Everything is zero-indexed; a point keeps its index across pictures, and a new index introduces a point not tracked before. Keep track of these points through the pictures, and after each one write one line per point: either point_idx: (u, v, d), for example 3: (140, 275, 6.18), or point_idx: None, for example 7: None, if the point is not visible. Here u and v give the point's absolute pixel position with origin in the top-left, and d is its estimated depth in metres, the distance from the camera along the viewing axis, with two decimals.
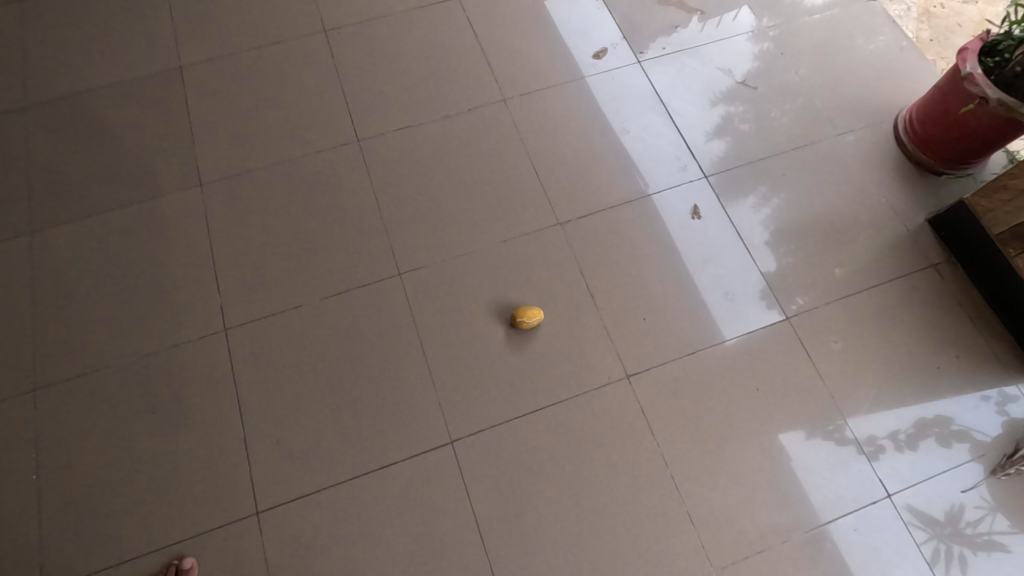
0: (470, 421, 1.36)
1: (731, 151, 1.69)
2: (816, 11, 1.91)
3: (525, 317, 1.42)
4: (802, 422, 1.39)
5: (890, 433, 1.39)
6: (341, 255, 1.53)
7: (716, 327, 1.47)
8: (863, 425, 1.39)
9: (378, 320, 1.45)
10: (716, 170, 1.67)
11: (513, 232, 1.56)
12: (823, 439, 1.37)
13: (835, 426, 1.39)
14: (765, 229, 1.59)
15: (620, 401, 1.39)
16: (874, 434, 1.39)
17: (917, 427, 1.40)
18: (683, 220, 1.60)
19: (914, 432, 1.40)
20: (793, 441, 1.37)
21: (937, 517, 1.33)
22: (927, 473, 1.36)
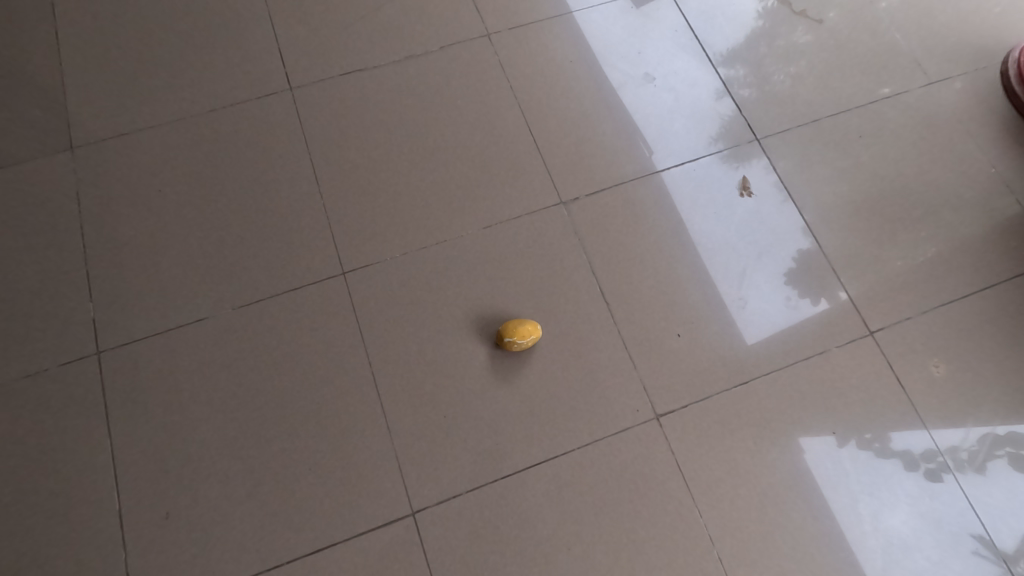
0: (440, 483, 0.97)
1: (779, 107, 1.27)
2: None
3: (529, 335, 1.03)
4: (834, 422, 1.04)
5: (947, 447, 1.03)
6: (265, 249, 1.11)
7: (779, 345, 1.09)
8: (914, 441, 1.03)
9: (315, 340, 1.05)
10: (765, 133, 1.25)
11: (504, 216, 1.15)
12: (858, 448, 1.03)
13: (885, 443, 1.03)
14: (816, 219, 1.18)
15: (648, 452, 1.01)
16: (925, 447, 1.03)
17: (985, 443, 1.04)
18: (728, 198, 1.20)
19: (981, 450, 1.04)
20: (823, 468, 1.01)
21: (1006, 554, 0.99)
22: (1005, 510, 1.01)
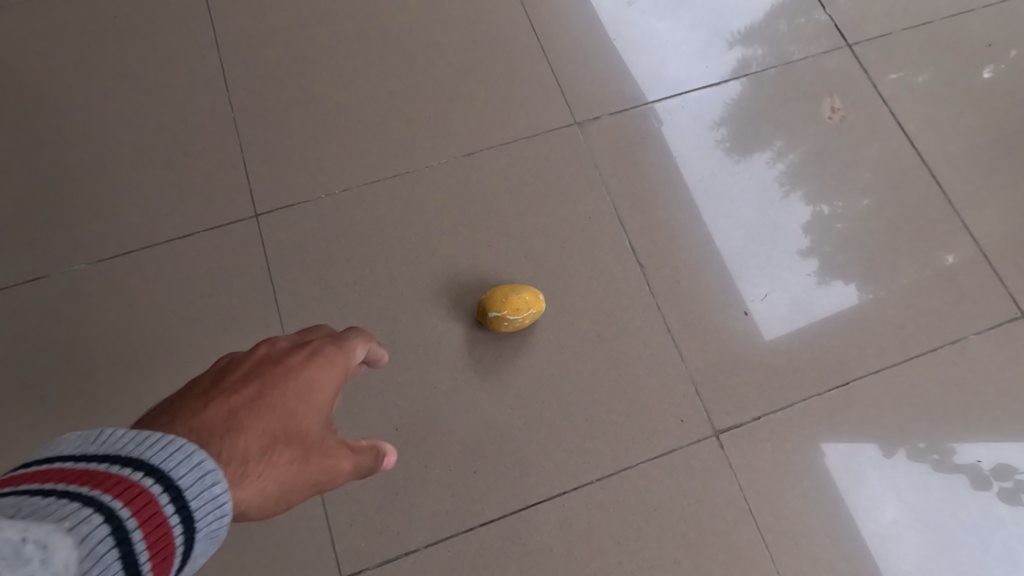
0: (385, 534, 0.63)
1: (808, 40, 0.88)
2: None
3: (530, 308, 0.68)
4: (880, 422, 0.70)
5: None
6: (139, 180, 0.76)
7: (893, 332, 0.74)
8: (987, 454, 0.69)
9: (208, 313, 0.71)
10: (779, 78, 0.86)
11: (492, 140, 0.80)
12: (908, 460, 0.68)
13: (946, 455, 0.69)
14: (835, 214, 0.79)
15: (703, 489, 0.66)
16: (1003, 462, 0.69)
17: None
18: (812, 121, 0.84)
19: None
20: (858, 496, 0.67)
21: None
22: None
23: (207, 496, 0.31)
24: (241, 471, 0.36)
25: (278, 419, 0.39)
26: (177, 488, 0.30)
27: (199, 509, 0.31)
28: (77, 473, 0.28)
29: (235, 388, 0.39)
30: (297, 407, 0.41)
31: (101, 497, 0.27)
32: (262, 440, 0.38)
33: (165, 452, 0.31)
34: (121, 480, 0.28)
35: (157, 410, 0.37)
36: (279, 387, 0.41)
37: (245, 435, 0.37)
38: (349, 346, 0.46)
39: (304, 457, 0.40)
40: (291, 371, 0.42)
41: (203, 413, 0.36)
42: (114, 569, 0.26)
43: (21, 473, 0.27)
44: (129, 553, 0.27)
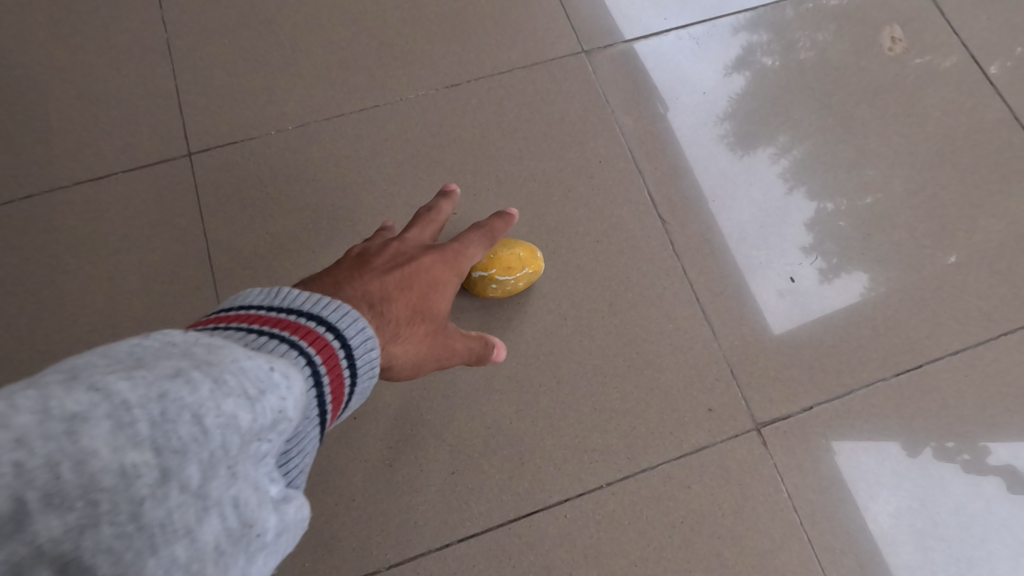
0: (338, 548, 0.50)
1: (814, 17, 0.69)
2: None
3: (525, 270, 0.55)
4: (901, 411, 0.55)
5: None
6: (44, 110, 0.61)
7: (974, 305, 0.59)
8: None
9: (124, 272, 0.57)
10: (795, 25, 0.69)
11: (482, 70, 0.66)
12: (932, 458, 0.54)
13: (978, 455, 0.54)
14: (841, 211, 0.62)
15: (741, 498, 0.53)
16: None
17: None
18: (871, 51, 0.68)
19: None
20: (874, 513, 0.53)
21: None
22: None
23: (370, 359, 0.33)
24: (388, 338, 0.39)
25: (415, 298, 0.43)
26: (349, 349, 0.31)
27: (362, 371, 0.32)
28: (267, 319, 0.29)
29: (381, 266, 0.43)
30: (433, 291, 0.44)
31: (299, 344, 0.28)
32: (403, 313, 0.41)
33: (335, 313, 0.31)
34: (309, 332, 0.29)
35: (321, 276, 0.41)
36: (416, 270, 0.44)
37: (390, 308, 0.40)
38: (473, 239, 0.48)
39: (433, 336, 0.44)
40: (430, 259, 0.45)
41: (362, 282, 0.41)
42: (314, 407, 0.28)
43: (217, 315, 0.29)
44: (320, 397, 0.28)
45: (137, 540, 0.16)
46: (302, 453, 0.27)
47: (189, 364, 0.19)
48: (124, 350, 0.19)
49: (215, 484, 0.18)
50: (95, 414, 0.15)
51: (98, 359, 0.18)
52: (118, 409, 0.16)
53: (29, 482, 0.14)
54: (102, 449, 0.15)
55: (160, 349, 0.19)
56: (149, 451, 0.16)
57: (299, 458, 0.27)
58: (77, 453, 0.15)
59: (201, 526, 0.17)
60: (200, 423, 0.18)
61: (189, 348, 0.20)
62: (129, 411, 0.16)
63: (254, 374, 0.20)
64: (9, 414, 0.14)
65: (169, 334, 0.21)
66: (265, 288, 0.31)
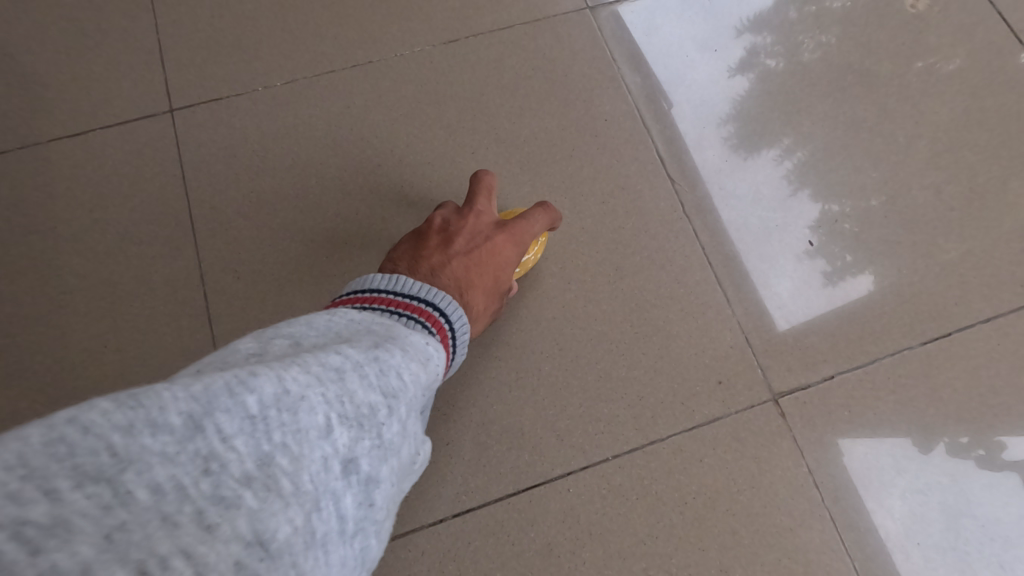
0: None
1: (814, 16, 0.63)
2: None
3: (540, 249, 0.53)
4: (904, 404, 0.51)
5: None
6: (20, 66, 0.58)
7: (1008, 271, 0.54)
8: None
9: (100, 231, 0.54)
10: None
11: (480, 27, 0.62)
12: (943, 456, 0.50)
13: (992, 450, 0.50)
14: (843, 213, 0.57)
15: (758, 472, 0.49)
16: None
17: None
18: (895, 6, 0.63)
19: None
20: (893, 492, 0.49)
21: None
22: None
23: (468, 341, 0.39)
24: (474, 317, 0.44)
25: (494, 278, 0.46)
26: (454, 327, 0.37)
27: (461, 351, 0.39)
28: (395, 303, 0.35)
29: (463, 249, 0.45)
30: (508, 273, 0.47)
31: (426, 323, 0.35)
32: (485, 294, 0.45)
33: (445, 300, 0.37)
34: (431, 316, 0.36)
35: (411, 258, 0.43)
36: (494, 252, 0.46)
37: (476, 292, 0.44)
38: (548, 215, 0.49)
39: (501, 308, 0.49)
40: (506, 239, 0.47)
41: (451, 268, 0.43)
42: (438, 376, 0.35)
43: (351, 297, 0.35)
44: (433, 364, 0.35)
45: (383, 448, 0.25)
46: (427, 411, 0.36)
47: (380, 341, 0.29)
48: (336, 331, 0.29)
49: (408, 415, 0.28)
50: (348, 369, 0.25)
51: (325, 338, 0.28)
52: (357, 367, 0.25)
53: (332, 406, 0.23)
54: (358, 391, 0.24)
55: (359, 330, 0.30)
56: (378, 392, 0.26)
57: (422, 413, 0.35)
58: (346, 392, 0.24)
59: (406, 440, 0.27)
60: (399, 378, 0.27)
61: (372, 330, 0.30)
62: (362, 368, 0.26)
63: (413, 348, 0.31)
64: (311, 369, 0.23)
65: (360, 318, 0.31)
66: (386, 275, 0.37)
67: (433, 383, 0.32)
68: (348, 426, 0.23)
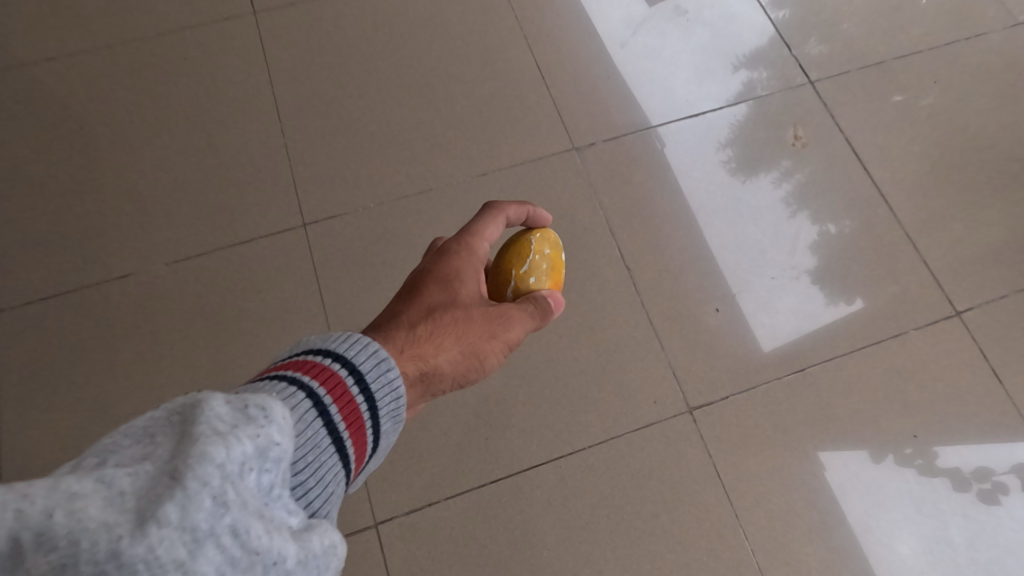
0: (411, 489, 0.76)
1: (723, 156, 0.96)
2: None
3: (551, 250, 0.64)
4: (856, 424, 0.81)
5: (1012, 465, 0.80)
6: (207, 196, 0.91)
7: (838, 327, 0.86)
8: (964, 457, 0.80)
9: (263, 304, 0.85)
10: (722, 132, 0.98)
11: (502, 163, 0.94)
12: (897, 466, 0.80)
13: (928, 459, 0.80)
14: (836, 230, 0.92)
15: (677, 455, 0.79)
16: (982, 465, 0.80)
17: None
18: (776, 149, 0.97)
19: None
20: (766, 469, 0.79)
21: None
22: None
23: (381, 378, 0.39)
24: (413, 335, 0.50)
25: (430, 300, 0.53)
26: (359, 377, 0.38)
27: (374, 388, 0.39)
28: (290, 364, 0.36)
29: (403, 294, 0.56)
30: (455, 278, 0.55)
31: (307, 381, 0.35)
32: (421, 312, 0.52)
33: (347, 347, 0.38)
34: (320, 365, 0.36)
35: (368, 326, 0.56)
36: (435, 270, 0.55)
37: (407, 316, 0.52)
38: (475, 233, 0.58)
39: (457, 319, 0.53)
40: (443, 254, 0.56)
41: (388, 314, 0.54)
42: (322, 430, 0.34)
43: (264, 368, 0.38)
44: (330, 423, 0.35)
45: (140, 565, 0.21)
46: (321, 481, 0.33)
47: (179, 431, 0.25)
48: (143, 430, 0.25)
49: (209, 512, 0.22)
50: (100, 491, 0.21)
51: (125, 442, 0.25)
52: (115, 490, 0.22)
53: (41, 523, 0.20)
54: (99, 508, 0.21)
55: (168, 418, 0.26)
56: (129, 508, 0.21)
57: (319, 482, 0.33)
58: (82, 512, 0.21)
59: (199, 544, 0.22)
60: (174, 474, 0.22)
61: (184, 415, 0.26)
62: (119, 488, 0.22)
63: (218, 420, 0.25)
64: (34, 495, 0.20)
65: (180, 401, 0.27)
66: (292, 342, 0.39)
67: (272, 455, 0.26)
68: (62, 545, 0.20)
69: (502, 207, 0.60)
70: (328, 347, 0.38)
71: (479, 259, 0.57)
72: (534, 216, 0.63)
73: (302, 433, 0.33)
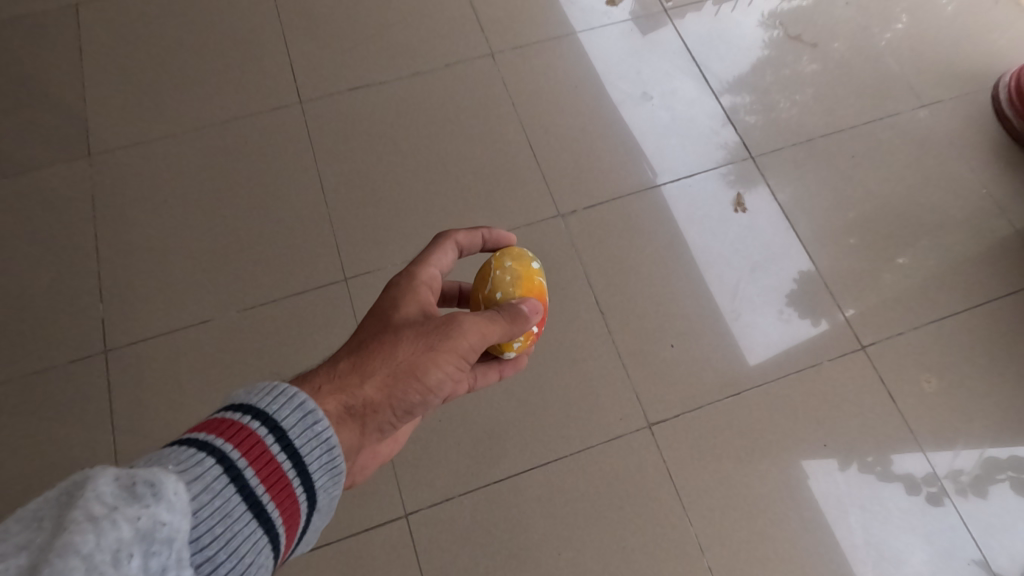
0: (432, 487, 0.99)
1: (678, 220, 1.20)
2: None
3: (511, 260, 0.77)
4: (809, 431, 1.04)
5: (949, 472, 1.03)
6: (268, 256, 1.16)
7: (768, 358, 1.09)
8: (914, 465, 1.03)
9: (314, 344, 1.09)
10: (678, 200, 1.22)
11: (501, 227, 1.18)
12: (860, 472, 1.02)
13: (884, 465, 1.03)
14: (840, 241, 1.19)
15: (638, 461, 1.01)
16: (929, 471, 1.03)
17: (987, 467, 1.03)
18: (722, 213, 1.21)
19: (982, 473, 1.03)
20: (708, 472, 1.01)
21: None
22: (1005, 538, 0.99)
23: (300, 428, 0.49)
24: (345, 360, 0.59)
25: (364, 332, 0.63)
26: (274, 434, 0.47)
27: (296, 437, 0.49)
28: (216, 425, 0.46)
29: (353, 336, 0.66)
30: (393, 303, 0.65)
31: (224, 443, 0.44)
32: (355, 342, 0.62)
33: (265, 404, 0.48)
34: (242, 422, 0.47)
35: None
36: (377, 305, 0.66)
37: (344, 349, 0.62)
38: (415, 267, 0.69)
39: (383, 337, 0.61)
40: (389, 286, 0.67)
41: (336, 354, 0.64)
42: (234, 482, 0.44)
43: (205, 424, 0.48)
44: (240, 481, 0.44)
45: None
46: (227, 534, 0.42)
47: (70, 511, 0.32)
48: (37, 513, 0.32)
49: None
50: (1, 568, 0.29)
51: (19, 526, 0.31)
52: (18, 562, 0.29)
53: None
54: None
55: (64, 499, 0.33)
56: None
57: (221, 537, 0.41)
58: None
59: None
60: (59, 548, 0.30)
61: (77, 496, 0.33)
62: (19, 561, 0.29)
63: (103, 499, 0.32)
64: None
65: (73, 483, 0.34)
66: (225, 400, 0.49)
67: (152, 526, 0.33)
68: None
69: (451, 234, 0.74)
70: (251, 406, 0.48)
71: (421, 282, 0.67)
72: (491, 235, 0.79)
73: (205, 496, 0.41)
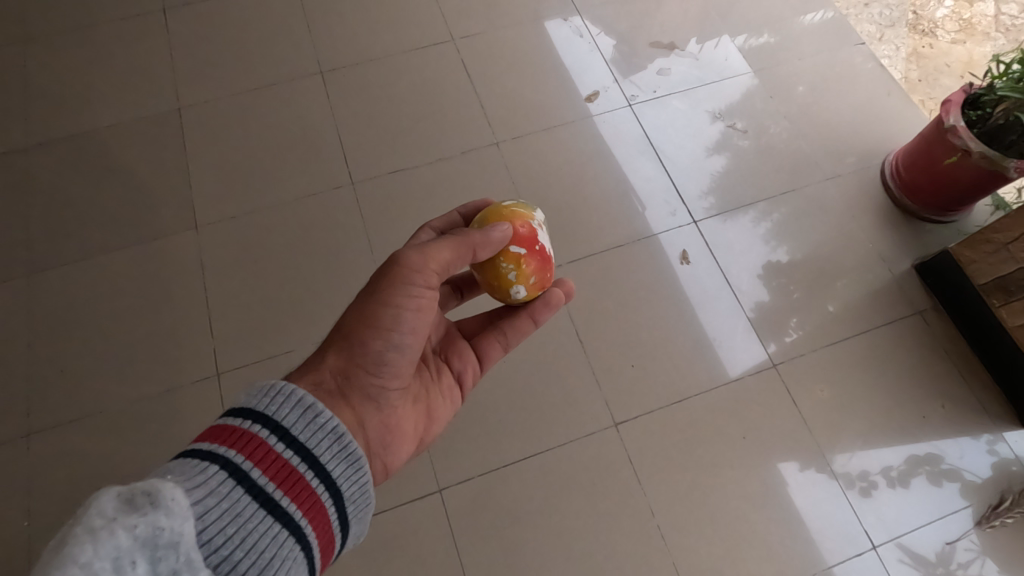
0: (458, 470, 1.37)
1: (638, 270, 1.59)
2: (795, 56, 1.91)
3: (482, 216, 1.04)
4: (736, 428, 1.42)
5: (881, 469, 1.40)
6: (333, 302, 1.55)
7: (704, 374, 1.47)
8: (853, 464, 1.40)
9: None
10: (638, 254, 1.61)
11: None
12: (812, 471, 1.39)
13: (830, 462, 1.40)
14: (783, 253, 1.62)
15: (608, 450, 1.39)
16: (866, 470, 1.39)
17: (908, 464, 1.40)
18: (672, 264, 1.60)
19: (905, 469, 1.40)
20: (659, 458, 1.39)
21: (926, 557, 1.33)
22: (917, 516, 1.36)
23: (294, 419, 0.72)
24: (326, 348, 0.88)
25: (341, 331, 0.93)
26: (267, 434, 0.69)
27: (293, 425, 0.72)
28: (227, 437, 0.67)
29: None
30: None
31: (230, 452, 0.65)
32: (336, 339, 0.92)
33: (260, 411, 0.70)
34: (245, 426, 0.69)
35: None
36: None
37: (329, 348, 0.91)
38: None
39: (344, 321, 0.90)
40: None
41: None
42: (241, 473, 0.64)
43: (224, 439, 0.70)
44: (241, 476, 0.64)
45: None
46: (236, 512, 0.62)
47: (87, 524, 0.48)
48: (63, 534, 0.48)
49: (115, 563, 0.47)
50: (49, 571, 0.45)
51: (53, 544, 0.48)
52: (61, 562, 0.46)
53: None
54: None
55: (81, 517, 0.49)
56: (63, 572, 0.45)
57: (231, 520, 0.61)
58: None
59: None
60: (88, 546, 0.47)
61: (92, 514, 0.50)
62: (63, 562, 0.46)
63: (112, 511, 0.49)
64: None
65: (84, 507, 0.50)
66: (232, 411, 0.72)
67: (150, 524, 0.50)
68: None
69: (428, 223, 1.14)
70: (251, 414, 0.70)
71: None
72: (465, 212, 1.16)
73: (210, 493, 0.61)
